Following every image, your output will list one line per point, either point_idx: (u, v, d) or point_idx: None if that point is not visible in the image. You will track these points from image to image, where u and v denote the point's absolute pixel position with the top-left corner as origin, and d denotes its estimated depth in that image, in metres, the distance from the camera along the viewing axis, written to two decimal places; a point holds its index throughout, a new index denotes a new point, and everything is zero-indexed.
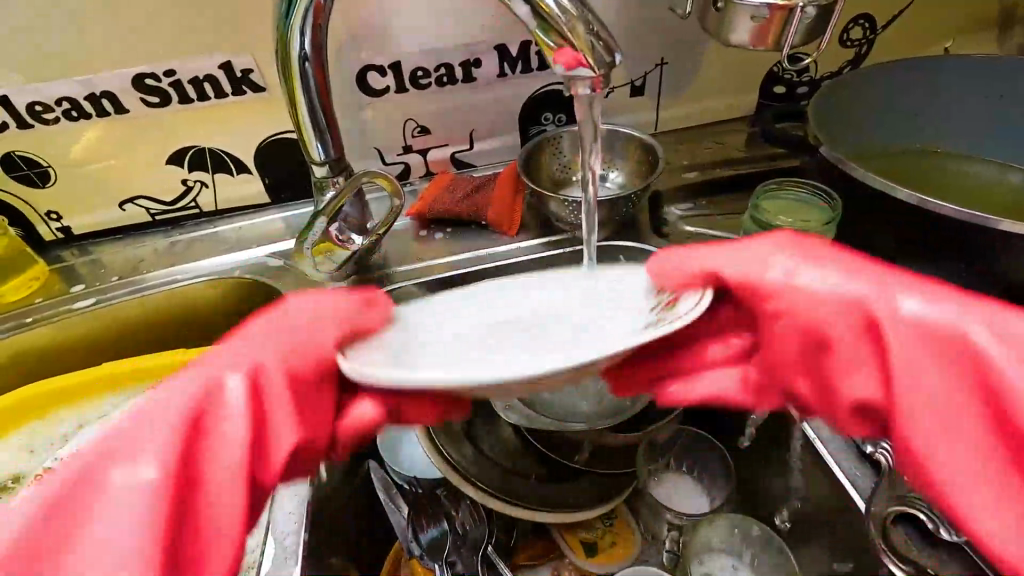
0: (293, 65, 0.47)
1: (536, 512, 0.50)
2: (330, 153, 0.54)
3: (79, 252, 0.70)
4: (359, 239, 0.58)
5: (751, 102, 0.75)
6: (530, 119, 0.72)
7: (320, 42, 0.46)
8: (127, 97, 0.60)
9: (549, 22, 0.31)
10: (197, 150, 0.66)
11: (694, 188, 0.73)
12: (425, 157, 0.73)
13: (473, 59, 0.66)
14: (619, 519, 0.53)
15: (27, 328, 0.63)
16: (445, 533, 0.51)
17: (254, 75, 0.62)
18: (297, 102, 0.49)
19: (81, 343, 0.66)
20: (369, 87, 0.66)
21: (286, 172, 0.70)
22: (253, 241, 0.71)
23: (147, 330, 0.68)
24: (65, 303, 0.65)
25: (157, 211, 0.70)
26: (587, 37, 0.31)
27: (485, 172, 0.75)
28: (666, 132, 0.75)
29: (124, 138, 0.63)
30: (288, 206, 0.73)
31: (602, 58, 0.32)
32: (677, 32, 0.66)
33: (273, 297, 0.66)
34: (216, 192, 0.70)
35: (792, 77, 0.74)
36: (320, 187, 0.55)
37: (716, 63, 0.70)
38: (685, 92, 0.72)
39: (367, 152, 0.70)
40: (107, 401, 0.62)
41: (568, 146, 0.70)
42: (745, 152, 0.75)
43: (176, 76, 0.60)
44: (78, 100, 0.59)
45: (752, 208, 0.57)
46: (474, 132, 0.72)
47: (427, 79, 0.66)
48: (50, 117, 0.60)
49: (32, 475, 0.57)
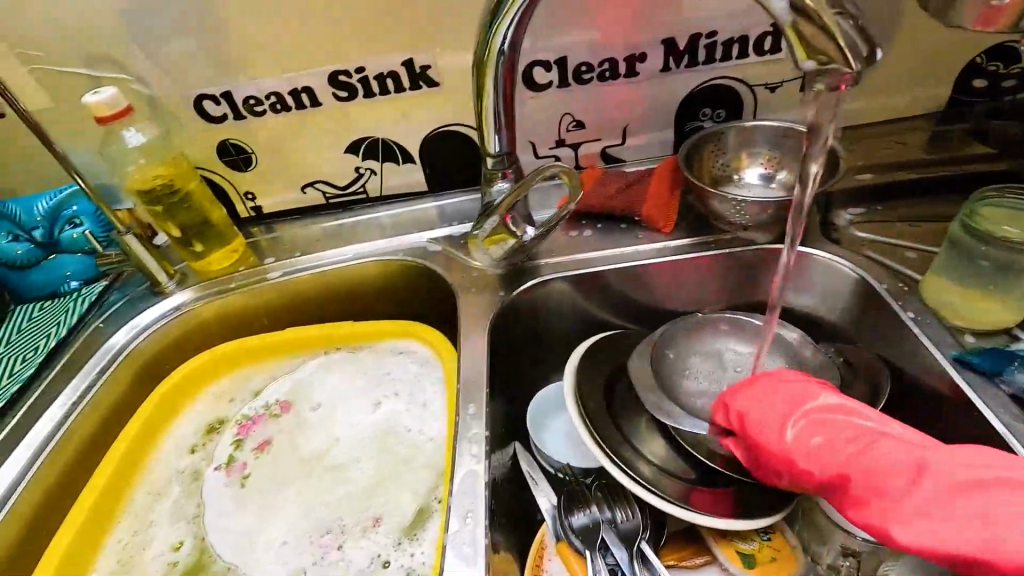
0: (490, 61, 0.49)
1: (696, 516, 0.49)
2: (505, 146, 0.56)
3: (264, 229, 0.79)
4: (530, 230, 0.60)
5: (943, 97, 0.68)
6: (686, 115, 0.71)
7: (517, 38, 0.48)
8: (323, 92, 0.67)
9: (810, 13, 0.30)
10: (372, 140, 0.72)
11: (869, 192, 0.67)
12: (576, 151, 0.74)
13: (638, 53, 0.65)
14: (777, 534, 0.51)
15: (230, 291, 0.72)
16: (597, 521, 0.52)
17: (431, 72, 0.66)
18: (485, 96, 0.52)
19: (268, 308, 0.74)
20: (532, 82, 0.67)
21: (445, 162, 0.74)
22: (413, 226, 0.76)
23: (321, 303, 0.75)
24: (260, 272, 0.73)
25: (332, 195, 0.77)
26: (835, 19, 0.29)
27: (635, 168, 0.74)
28: (837, 129, 0.69)
29: (317, 128, 0.70)
30: (443, 196, 0.77)
31: (862, 48, 0.30)
32: (870, 21, 0.61)
33: (432, 279, 0.71)
34: (382, 178, 0.76)
35: (998, 69, 0.65)
36: (491, 178, 0.58)
37: (910, 54, 0.64)
38: (866, 87, 0.66)
39: (522, 145, 0.72)
40: (292, 360, 0.70)
41: (730, 143, 0.67)
42: (931, 153, 0.67)
43: (364, 73, 0.66)
44: (283, 95, 0.67)
45: (963, 214, 0.49)
46: (628, 127, 0.72)
47: (590, 73, 0.67)
48: (259, 109, 0.68)
49: (235, 419, 0.64)
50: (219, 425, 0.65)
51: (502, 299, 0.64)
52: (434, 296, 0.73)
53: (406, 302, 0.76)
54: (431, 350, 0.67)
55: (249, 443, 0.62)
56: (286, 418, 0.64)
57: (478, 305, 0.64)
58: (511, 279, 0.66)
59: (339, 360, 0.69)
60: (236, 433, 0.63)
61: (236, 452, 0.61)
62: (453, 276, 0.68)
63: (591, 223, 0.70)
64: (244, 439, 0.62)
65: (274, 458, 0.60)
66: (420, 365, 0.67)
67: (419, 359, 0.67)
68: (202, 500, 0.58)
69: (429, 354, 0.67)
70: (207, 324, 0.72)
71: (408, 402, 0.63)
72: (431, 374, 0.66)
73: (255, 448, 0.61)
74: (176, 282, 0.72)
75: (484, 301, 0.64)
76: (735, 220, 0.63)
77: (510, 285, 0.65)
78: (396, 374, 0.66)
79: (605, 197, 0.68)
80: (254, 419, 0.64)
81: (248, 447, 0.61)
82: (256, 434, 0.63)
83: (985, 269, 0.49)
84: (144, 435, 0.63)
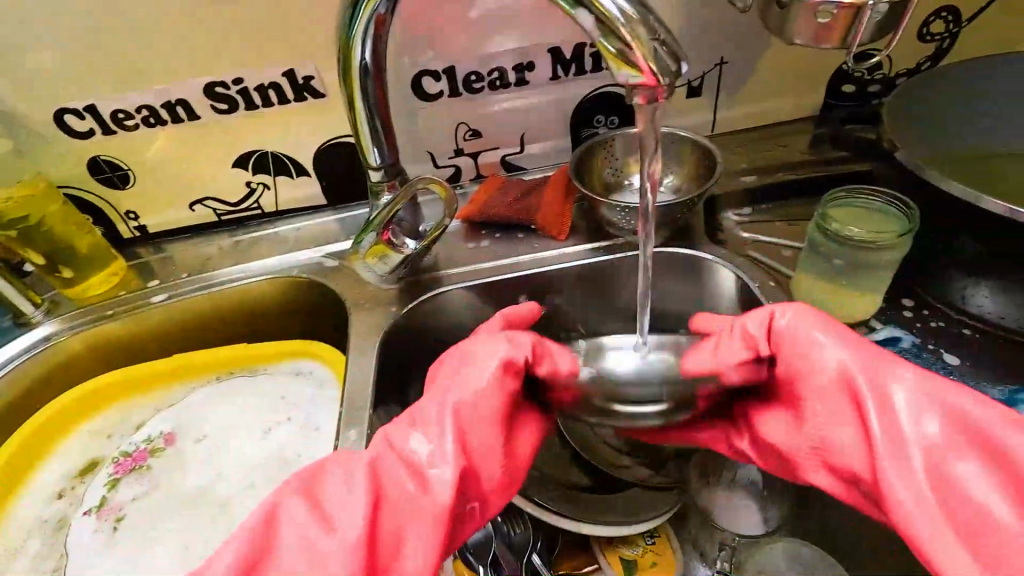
0: (354, 73, 0.48)
1: (580, 524, 0.49)
2: (387, 158, 0.55)
3: (153, 249, 0.74)
4: (412, 243, 0.60)
5: (816, 102, 0.72)
6: (582, 122, 0.72)
7: (379, 51, 0.48)
8: (199, 104, 0.64)
9: (612, 27, 0.32)
10: (260, 154, 0.69)
11: (752, 194, 0.69)
12: (476, 160, 0.73)
13: (526, 63, 0.66)
14: (661, 538, 0.51)
15: (107, 319, 0.67)
16: (490, 535, 0.51)
17: (315, 82, 0.64)
18: (357, 108, 0.51)
19: (153, 335, 0.70)
20: (423, 92, 0.66)
21: (341, 173, 0.72)
22: (311, 241, 0.73)
23: (214, 326, 0.71)
24: (142, 296, 0.69)
25: (223, 211, 0.73)
26: (651, 44, 0.31)
27: (536, 175, 0.75)
28: (723, 134, 0.72)
29: (197, 143, 0.66)
30: (343, 208, 0.75)
31: (666, 64, 0.32)
32: (741, 31, 0.64)
33: (330, 296, 0.69)
34: (276, 193, 0.73)
35: (864, 75, 0.70)
36: (377, 191, 0.56)
37: (782, 62, 0.67)
38: (746, 94, 0.69)
39: (420, 156, 0.71)
40: (177, 390, 0.66)
41: (620, 149, 0.69)
42: (808, 154, 0.71)
43: (243, 84, 0.63)
44: (155, 108, 0.63)
45: (817, 215, 0.53)
46: (526, 135, 0.72)
47: (481, 82, 0.66)
48: (130, 124, 0.64)
49: (112, 457, 0.61)
50: (92, 466, 0.61)
51: (397, 314, 0.63)
52: (332, 313, 0.71)
53: (307, 321, 0.73)
54: (327, 370, 0.65)
55: (126, 481, 0.59)
56: (168, 453, 0.60)
57: (374, 322, 0.62)
58: (405, 293, 0.65)
59: (228, 387, 0.65)
60: (112, 471, 0.60)
61: (111, 492, 0.58)
62: (349, 292, 0.66)
63: (491, 232, 0.70)
64: (120, 478, 0.59)
65: (151, 497, 0.57)
66: (316, 386, 0.64)
67: (316, 380, 0.65)
68: (65, 549, 0.55)
69: (325, 375, 0.65)
70: (82, 355, 0.67)
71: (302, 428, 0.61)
72: (327, 396, 0.63)
73: (130, 487, 0.58)
74: (45, 311, 0.67)
75: (380, 317, 0.63)
76: (624, 227, 0.64)
77: (403, 301, 0.64)
78: (289, 399, 0.63)
79: (502, 206, 0.68)
80: (133, 456, 0.60)
81: (124, 486, 0.58)
82: (134, 470, 0.59)
83: (840, 266, 0.53)
84: (9, 479, 0.59)
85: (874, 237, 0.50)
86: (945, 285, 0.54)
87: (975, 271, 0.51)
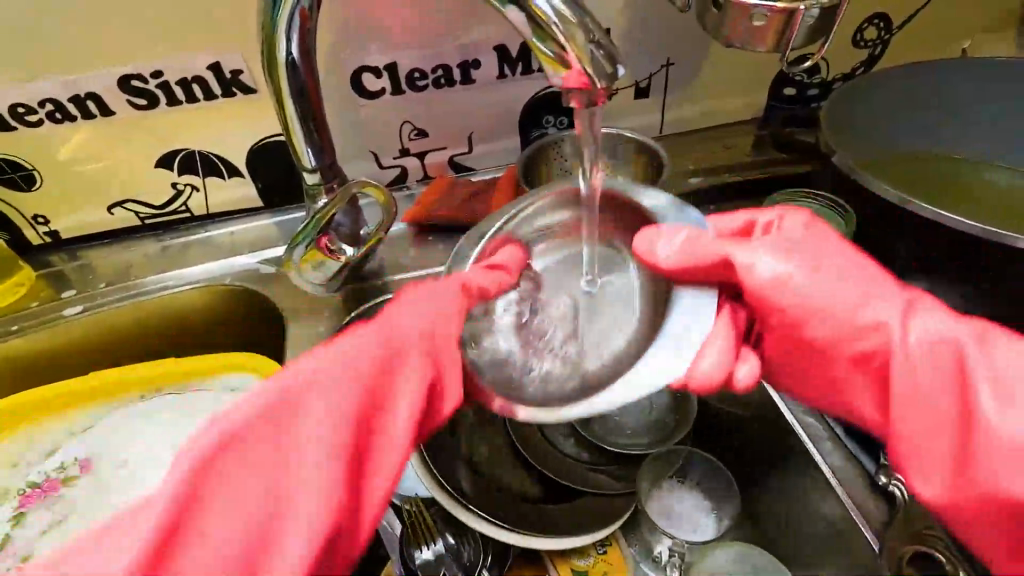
0: (280, 69, 0.45)
1: (530, 538, 0.48)
2: (321, 160, 0.51)
3: (67, 256, 0.68)
4: (352, 249, 0.57)
5: (760, 105, 0.73)
6: (531, 122, 0.70)
7: (308, 46, 0.45)
8: (113, 99, 0.58)
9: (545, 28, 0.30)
10: (186, 153, 0.64)
11: (699, 195, 0.70)
12: (423, 161, 0.71)
13: (471, 60, 0.64)
14: (613, 546, 0.51)
15: (14, 335, 0.61)
16: (441, 555, 0.49)
17: (244, 76, 0.60)
18: (285, 106, 0.47)
19: (67, 350, 0.64)
20: (363, 89, 0.63)
21: (279, 176, 0.68)
22: (246, 246, 0.69)
23: (138, 339, 0.66)
24: (54, 310, 0.63)
25: (147, 215, 0.68)
26: (587, 46, 0.30)
27: (484, 176, 0.73)
28: (671, 136, 0.72)
29: (113, 139, 0.61)
30: (281, 211, 0.71)
31: (604, 70, 0.31)
32: (687, 31, 0.63)
33: (266, 304, 0.65)
34: (207, 195, 0.68)
35: (803, 79, 0.71)
36: (312, 195, 0.53)
37: (727, 64, 0.68)
38: (693, 96, 0.69)
39: (363, 155, 0.68)
40: (94, 412, 0.60)
41: (569, 151, 0.68)
42: (752, 156, 0.72)
43: (163, 77, 0.58)
44: (62, 102, 0.57)
45: None
46: (473, 135, 0.70)
47: (424, 80, 0.64)
48: (33, 119, 0.58)
49: (17, 489, 0.55)
50: None
51: (339, 323, 0.60)
52: (270, 322, 0.67)
53: (244, 329, 0.69)
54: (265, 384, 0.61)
55: (33, 517, 0.53)
56: (83, 484, 0.55)
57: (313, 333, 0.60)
58: (351, 300, 0.63)
59: (154, 404, 0.60)
60: (17, 505, 0.54)
61: (16, 530, 0.53)
62: (288, 301, 0.63)
63: (439, 236, 0.68)
64: (28, 512, 0.54)
65: (66, 527, 0.53)
66: None
67: None
68: None
69: None
70: None
71: None
72: None
73: (39, 521, 0.53)
74: None
75: (321, 326, 0.60)
76: None
77: (346, 310, 0.62)
78: None
79: (451, 208, 0.66)
80: (43, 487, 0.55)
81: (32, 523, 0.53)
82: (45, 503, 0.54)
83: None
84: None
85: None
86: None
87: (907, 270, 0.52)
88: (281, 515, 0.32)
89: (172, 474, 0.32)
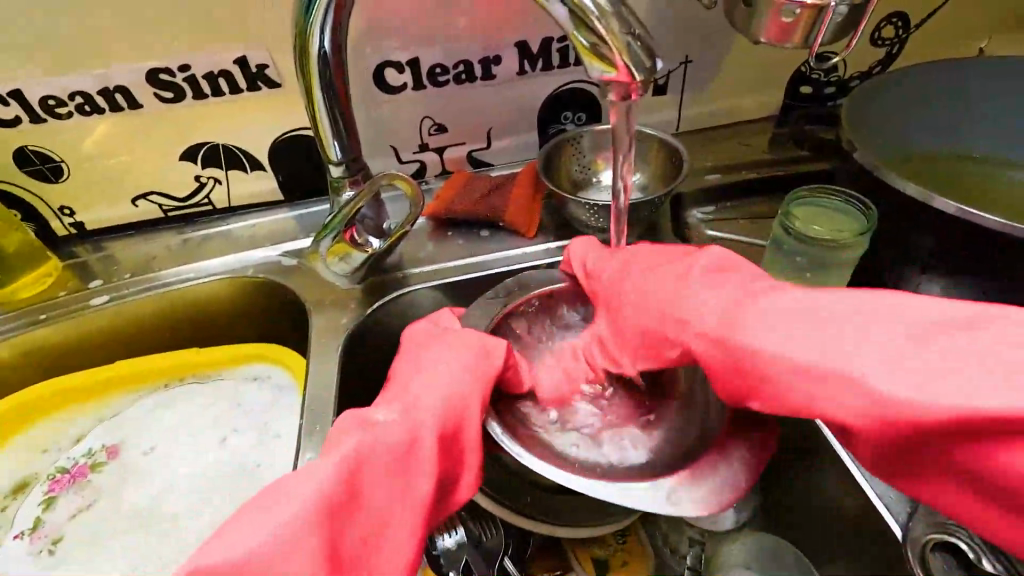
0: (312, 61, 0.45)
1: (555, 528, 0.49)
2: (348, 153, 0.52)
3: (91, 247, 0.69)
4: (376, 242, 0.58)
5: (776, 103, 0.73)
6: (549, 119, 0.71)
7: (339, 40, 0.45)
8: (141, 92, 0.59)
9: (585, 20, 0.31)
10: (210, 146, 0.64)
11: (716, 191, 0.71)
12: (442, 156, 0.71)
13: (492, 57, 0.64)
14: (632, 538, 0.53)
15: (41, 324, 0.62)
16: (463, 544, 0.49)
17: (269, 71, 0.60)
18: (315, 99, 0.48)
19: (93, 339, 0.65)
20: (386, 84, 0.64)
21: (300, 170, 0.69)
22: (266, 239, 0.70)
23: (162, 328, 0.67)
24: (80, 300, 0.64)
25: (170, 207, 0.69)
26: (624, 38, 0.31)
27: (502, 171, 0.74)
28: (688, 132, 0.73)
29: (139, 132, 0.62)
30: (301, 204, 0.72)
31: (641, 61, 0.32)
32: (707, 29, 0.64)
33: (287, 295, 0.66)
34: (229, 188, 0.69)
35: (820, 77, 0.72)
36: (337, 187, 0.54)
37: (745, 61, 0.68)
38: (711, 93, 0.70)
39: (384, 150, 0.69)
40: (120, 400, 0.61)
41: (587, 147, 0.68)
42: (769, 154, 0.73)
43: (190, 71, 0.59)
44: (91, 95, 0.58)
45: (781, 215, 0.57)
46: (492, 131, 0.71)
47: (445, 75, 0.65)
48: (62, 111, 0.59)
49: (47, 474, 0.56)
50: (22, 486, 0.56)
51: (359, 314, 0.61)
52: (291, 313, 0.68)
53: (265, 320, 0.70)
54: (287, 374, 0.62)
55: (62, 501, 0.54)
56: (111, 470, 0.56)
57: (335, 324, 0.60)
58: (371, 292, 0.63)
59: (179, 393, 0.61)
60: (47, 489, 0.55)
61: (46, 514, 0.54)
62: (309, 293, 0.64)
63: (457, 231, 0.69)
64: (57, 497, 0.55)
65: (92, 513, 0.54)
66: (275, 392, 0.61)
67: (275, 386, 0.62)
68: None
69: (285, 380, 0.62)
70: (10, 364, 0.62)
71: (262, 430, 0.58)
72: (289, 403, 0.60)
73: (69, 506, 0.54)
74: None
75: (343, 318, 0.61)
76: (591, 225, 0.63)
77: (367, 301, 0.62)
78: (244, 407, 0.60)
79: (470, 202, 0.66)
80: (71, 472, 0.56)
81: (61, 507, 0.54)
82: (73, 488, 0.55)
83: (801, 262, 0.57)
84: None
85: (836, 237, 0.55)
86: (899, 280, 0.56)
87: (927, 266, 0.53)
88: (390, 523, 0.37)
89: (309, 533, 0.33)
